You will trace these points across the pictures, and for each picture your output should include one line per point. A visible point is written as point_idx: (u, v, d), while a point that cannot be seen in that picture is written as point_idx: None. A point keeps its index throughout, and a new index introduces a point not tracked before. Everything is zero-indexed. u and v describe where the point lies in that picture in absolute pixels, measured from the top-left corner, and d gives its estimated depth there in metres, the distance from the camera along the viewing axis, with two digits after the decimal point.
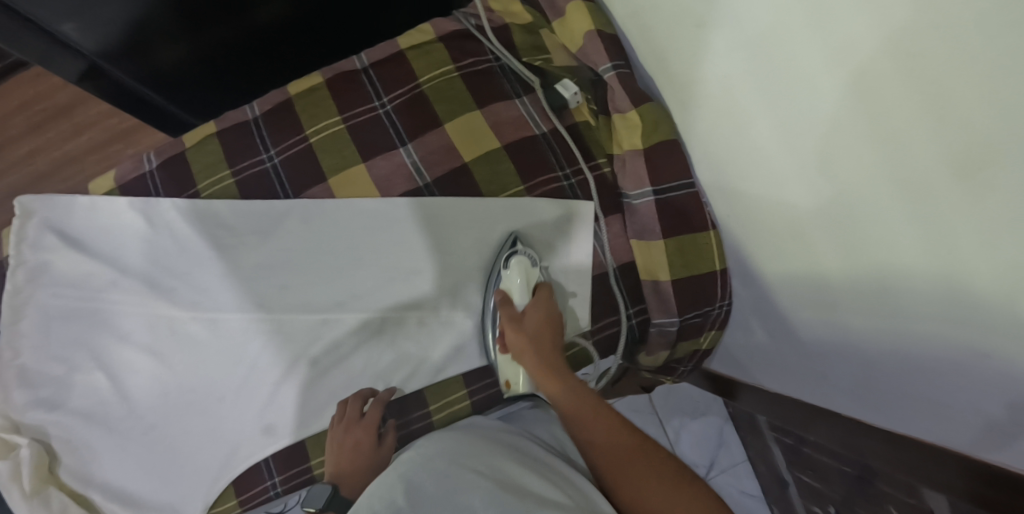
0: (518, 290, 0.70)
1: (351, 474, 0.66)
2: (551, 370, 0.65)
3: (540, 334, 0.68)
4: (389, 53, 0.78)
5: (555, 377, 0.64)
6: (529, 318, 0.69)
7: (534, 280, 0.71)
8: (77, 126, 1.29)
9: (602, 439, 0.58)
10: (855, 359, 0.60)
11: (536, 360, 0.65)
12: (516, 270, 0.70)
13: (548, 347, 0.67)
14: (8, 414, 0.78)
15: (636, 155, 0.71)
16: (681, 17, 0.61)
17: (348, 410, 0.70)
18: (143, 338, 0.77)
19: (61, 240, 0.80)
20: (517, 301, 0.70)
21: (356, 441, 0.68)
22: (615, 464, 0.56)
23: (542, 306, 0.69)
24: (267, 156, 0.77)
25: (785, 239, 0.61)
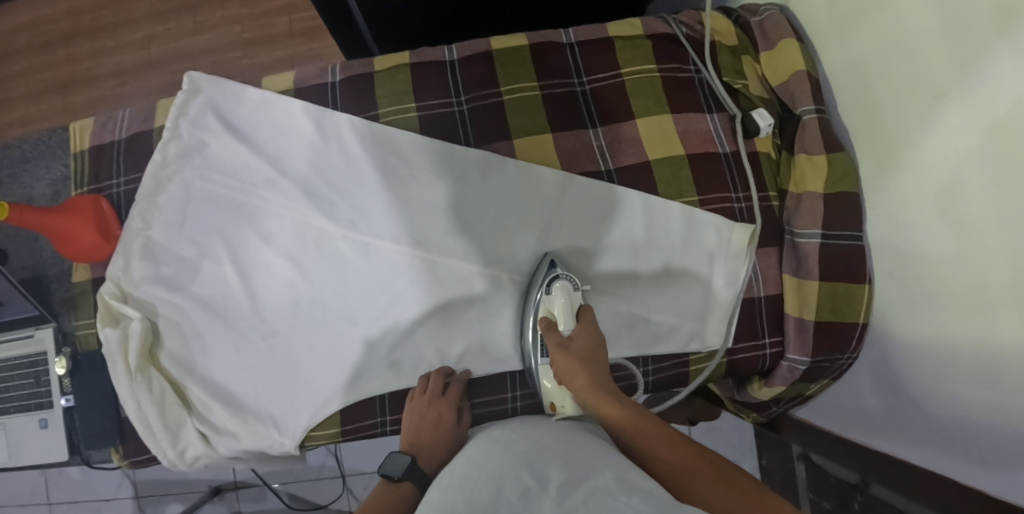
0: (561, 313, 0.70)
1: (431, 445, 0.68)
2: (605, 393, 0.61)
3: (585, 358, 0.66)
4: (598, 36, 0.79)
5: (600, 384, 0.63)
6: (576, 342, 0.68)
7: (578, 303, 0.72)
8: (198, 25, 1.27)
9: (650, 448, 0.54)
10: (986, 442, 0.60)
11: (585, 376, 0.64)
12: (560, 292, 0.71)
13: (597, 372, 0.65)
14: (120, 284, 0.76)
15: (817, 197, 0.74)
16: (910, 83, 0.64)
17: (430, 384, 0.72)
18: (285, 243, 0.76)
19: (222, 126, 0.78)
20: (563, 327, 0.70)
21: (439, 415, 0.69)
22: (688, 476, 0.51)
23: (587, 327, 0.69)
24: (456, 101, 0.77)
25: (959, 314, 0.61)
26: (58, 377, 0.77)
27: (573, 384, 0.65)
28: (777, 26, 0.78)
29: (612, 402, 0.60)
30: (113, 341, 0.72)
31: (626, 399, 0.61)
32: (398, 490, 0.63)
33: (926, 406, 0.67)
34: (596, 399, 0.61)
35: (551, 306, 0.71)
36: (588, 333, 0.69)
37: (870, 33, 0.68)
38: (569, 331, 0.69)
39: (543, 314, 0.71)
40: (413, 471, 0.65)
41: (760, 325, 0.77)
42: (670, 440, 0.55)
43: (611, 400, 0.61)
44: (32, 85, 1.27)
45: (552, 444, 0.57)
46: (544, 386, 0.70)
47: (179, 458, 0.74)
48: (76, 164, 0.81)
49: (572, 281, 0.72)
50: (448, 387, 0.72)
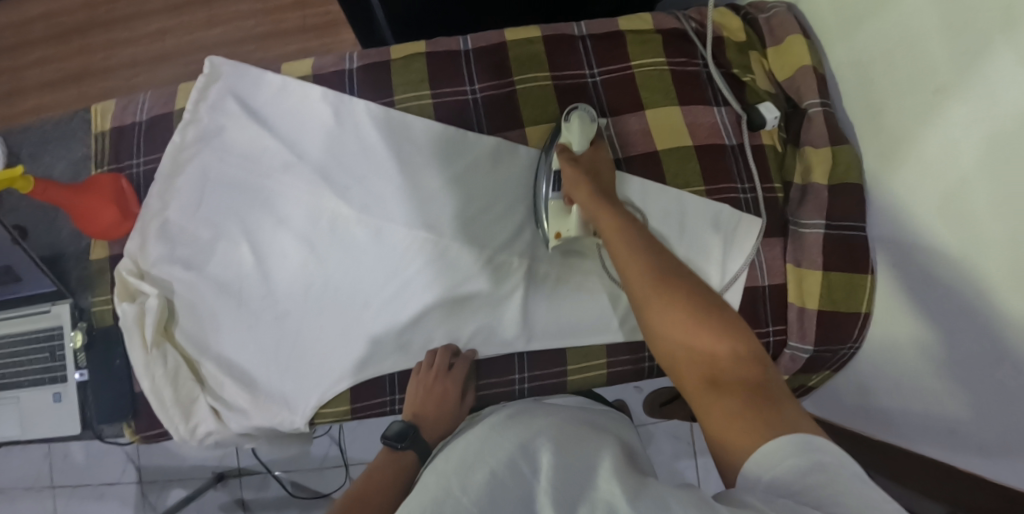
0: (579, 137, 0.73)
1: (433, 418, 0.71)
2: (613, 213, 0.67)
3: (591, 173, 0.72)
4: (609, 30, 0.81)
5: (604, 203, 0.68)
6: (585, 158, 0.73)
7: (593, 135, 0.74)
8: (213, 19, 1.29)
9: (637, 281, 0.61)
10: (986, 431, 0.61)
11: (592, 193, 0.69)
12: (577, 124, 0.73)
13: (607, 192, 0.70)
14: (138, 262, 0.78)
15: (822, 188, 0.76)
16: (915, 80, 0.66)
17: (437, 360, 0.73)
18: (300, 225, 0.78)
19: (241, 110, 0.79)
20: (576, 149, 0.73)
21: (444, 390, 0.71)
22: (666, 303, 0.59)
23: (600, 158, 0.73)
24: (470, 90, 0.79)
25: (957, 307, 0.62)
26: (72, 353, 0.78)
27: (578, 195, 0.70)
28: (784, 24, 0.80)
29: (615, 220, 0.66)
30: (129, 316, 0.73)
31: (630, 219, 0.67)
32: (398, 458, 0.66)
33: (925, 398, 0.68)
34: (604, 216, 0.67)
35: (570, 135, 0.73)
36: (596, 156, 0.73)
37: (875, 30, 0.70)
38: (583, 153, 0.73)
39: (560, 142, 0.74)
40: (414, 440, 0.68)
41: (763, 314, 0.78)
42: (661, 278, 0.60)
43: (614, 219, 0.66)
44: (50, 74, 1.29)
45: (549, 429, 0.57)
46: (549, 213, 0.74)
47: (190, 434, 0.74)
48: (96, 145, 0.83)
49: (590, 114, 0.75)
50: (454, 364, 0.73)
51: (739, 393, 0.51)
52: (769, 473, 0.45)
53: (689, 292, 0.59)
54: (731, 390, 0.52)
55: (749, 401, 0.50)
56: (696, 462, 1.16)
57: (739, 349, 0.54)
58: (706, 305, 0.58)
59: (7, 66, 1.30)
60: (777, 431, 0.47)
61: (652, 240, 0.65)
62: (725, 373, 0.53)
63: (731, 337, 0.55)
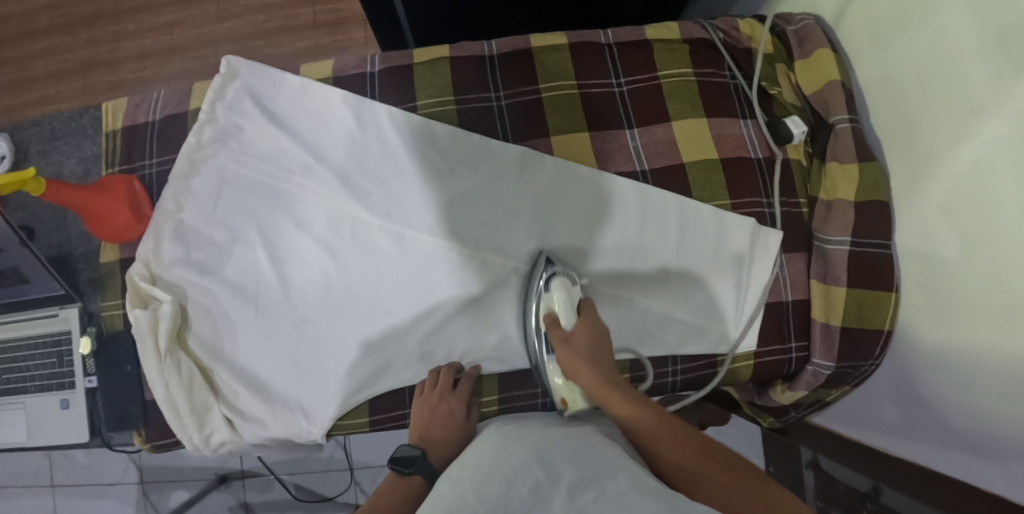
0: (563, 307, 0.70)
1: (441, 440, 0.68)
2: (610, 385, 0.62)
3: (589, 352, 0.67)
4: (636, 38, 0.80)
5: (598, 373, 0.64)
6: (578, 335, 0.69)
7: (577, 298, 0.72)
8: (222, 13, 1.26)
9: (644, 433, 0.56)
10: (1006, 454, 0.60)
11: (589, 368, 0.65)
12: (560, 287, 0.71)
13: (604, 366, 0.66)
14: (150, 265, 0.75)
15: (847, 205, 0.75)
16: (949, 98, 0.64)
17: (441, 379, 0.72)
18: (320, 231, 0.77)
19: (259, 111, 0.77)
20: (563, 322, 0.70)
21: (448, 411, 0.70)
22: (682, 456, 0.53)
23: (590, 323, 0.70)
24: (495, 96, 0.78)
25: (982, 330, 0.61)
26: (81, 358, 0.76)
27: (578, 378, 0.65)
28: (813, 36, 0.79)
29: (611, 389, 0.62)
30: (143, 322, 0.71)
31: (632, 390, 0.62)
32: (408, 482, 0.63)
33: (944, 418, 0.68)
34: (605, 391, 0.62)
35: (552, 303, 0.71)
36: (591, 331, 0.69)
37: (907, 47, 0.69)
38: (573, 327, 0.70)
39: (545, 311, 0.71)
40: (422, 465, 0.65)
41: (786, 329, 0.78)
42: (670, 432, 0.56)
43: (617, 391, 0.61)
44: (52, 65, 1.26)
45: (568, 441, 0.55)
46: (552, 379, 0.70)
47: (204, 443, 0.73)
48: (107, 144, 0.80)
49: (571, 276, 0.72)
50: (457, 382, 0.72)
51: None
52: None
53: (710, 454, 0.53)
54: None
55: None
56: None
57: (774, 501, 0.48)
58: (724, 456, 0.53)
59: (8, 57, 1.26)
60: None
61: (649, 400, 0.61)
62: None
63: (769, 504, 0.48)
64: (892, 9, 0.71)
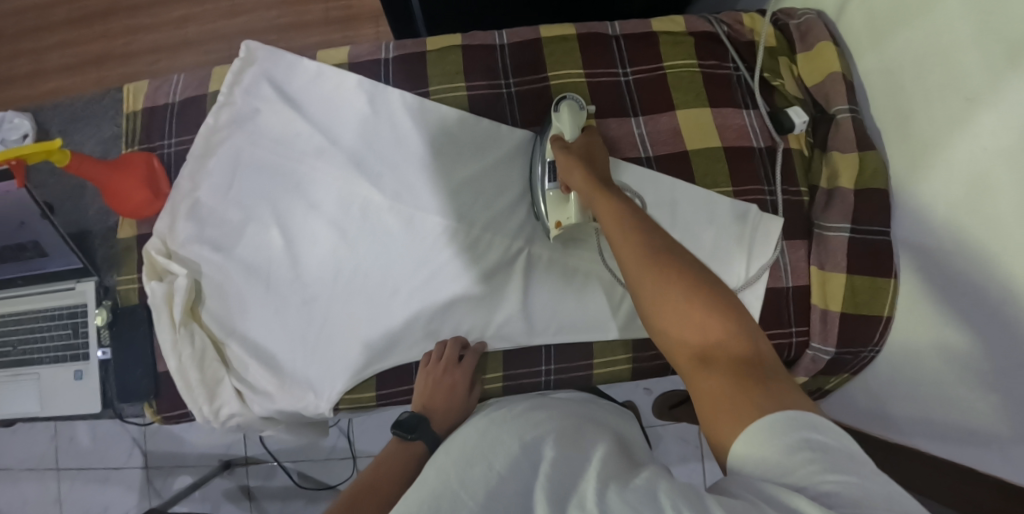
0: (570, 128, 0.72)
1: (443, 409, 0.70)
2: (601, 186, 0.63)
3: (585, 156, 0.68)
4: (643, 30, 0.83)
5: (601, 190, 0.63)
6: (578, 145, 0.70)
7: (585, 122, 0.74)
8: (236, 8, 1.30)
9: (625, 249, 0.55)
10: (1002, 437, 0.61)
11: (582, 175, 0.65)
12: (567, 112, 0.72)
13: (601, 174, 0.66)
14: (166, 242, 0.77)
15: (848, 193, 0.77)
16: (948, 89, 0.66)
17: (447, 351, 0.73)
18: (331, 211, 0.79)
19: (276, 94, 0.80)
20: (568, 138, 0.71)
21: (453, 382, 0.71)
22: (655, 275, 0.52)
23: (594, 138, 0.72)
24: (504, 83, 0.80)
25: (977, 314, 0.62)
26: (95, 330, 0.78)
27: (572, 179, 0.67)
28: (814, 30, 0.81)
29: (609, 202, 0.60)
30: (159, 294, 0.73)
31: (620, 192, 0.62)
32: (408, 447, 0.64)
33: (942, 406, 0.69)
34: (595, 193, 0.63)
35: (561, 126, 0.72)
36: (589, 142, 0.71)
37: (907, 41, 0.71)
38: (575, 139, 0.71)
39: (553, 134, 0.73)
40: (423, 432, 0.66)
41: (787, 315, 0.79)
42: (650, 248, 0.54)
43: (606, 195, 0.62)
44: (69, 57, 1.29)
45: (554, 428, 0.54)
46: (549, 205, 0.73)
47: (214, 416, 0.74)
48: (127, 125, 0.83)
49: (579, 103, 0.74)
50: (463, 356, 0.73)
51: (728, 377, 0.46)
52: (758, 452, 0.42)
53: (682, 263, 0.52)
54: (721, 373, 0.46)
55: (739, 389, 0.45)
56: (704, 466, 1.16)
57: (733, 332, 0.49)
58: (699, 275, 0.52)
59: (28, 49, 1.30)
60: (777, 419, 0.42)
61: (643, 213, 0.59)
62: (718, 355, 0.48)
63: (728, 317, 0.49)
64: (891, 4, 0.73)
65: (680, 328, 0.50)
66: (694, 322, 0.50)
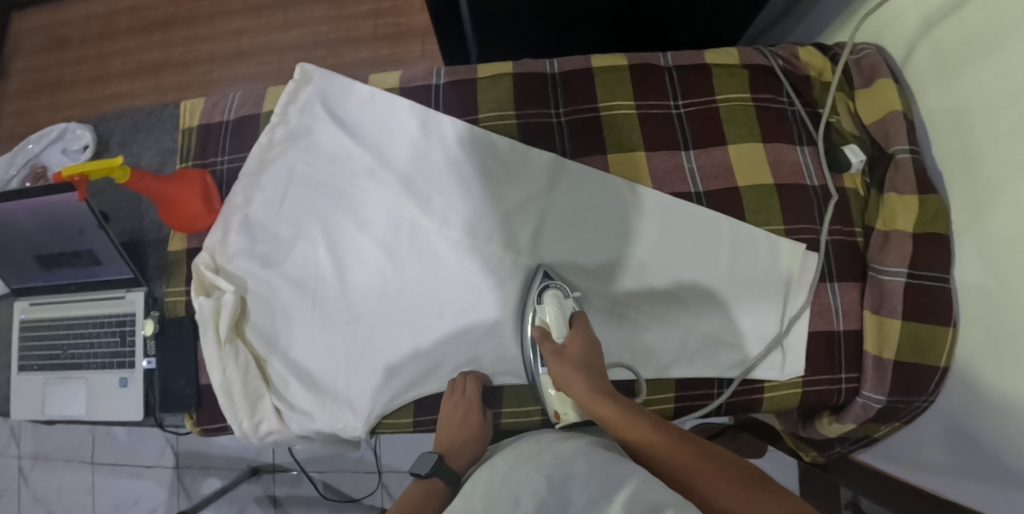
0: (555, 323, 0.72)
1: (458, 447, 0.71)
2: (606, 398, 0.64)
3: (583, 363, 0.68)
4: (697, 62, 0.81)
5: (614, 405, 0.63)
6: (571, 348, 0.70)
7: (570, 310, 0.74)
8: (288, 22, 1.33)
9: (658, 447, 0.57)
10: None
11: (585, 382, 0.66)
12: (550, 303, 0.73)
13: (600, 378, 0.67)
14: (215, 256, 0.79)
15: (906, 237, 0.74)
16: (1018, 132, 0.63)
17: (455, 386, 0.73)
18: (380, 232, 0.79)
19: (330, 115, 0.81)
20: (557, 335, 0.72)
21: (463, 414, 0.72)
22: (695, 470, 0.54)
23: (581, 330, 0.71)
24: (554, 113, 0.80)
25: None
26: (142, 339, 0.79)
27: (571, 388, 0.67)
28: (874, 66, 0.79)
29: (621, 415, 0.61)
30: (207, 309, 0.74)
31: (628, 404, 0.63)
32: (428, 485, 0.67)
33: (1005, 469, 0.65)
34: (601, 404, 0.63)
35: (546, 321, 0.73)
36: (585, 344, 0.70)
37: (976, 79, 0.69)
38: (565, 340, 0.71)
39: (539, 324, 0.73)
40: (443, 470, 0.68)
41: (836, 359, 0.77)
42: (678, 441, 0.57)
43: (614, 405, 0.63)
44: (127, 64, 1.34)
45: (578, 448, 0.55)
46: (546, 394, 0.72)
47: (253, 430, 0.75)
48: (183, 140, 0.84)
49: (562, 287, 0.74)
50: (470, 388, 0.73)
51: None
52: None
53: (714, 459, 0.56)
54: None
55: None
56: None
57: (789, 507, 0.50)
58: (729, 465, 0.55)
59: (89, 55, 1.35)
60: None
61: (660, 423, 0.61)
62: None
63: (772, 500, 0.51)
64: (962, 41, 0.70)
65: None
66: (749, 510, 0.50)
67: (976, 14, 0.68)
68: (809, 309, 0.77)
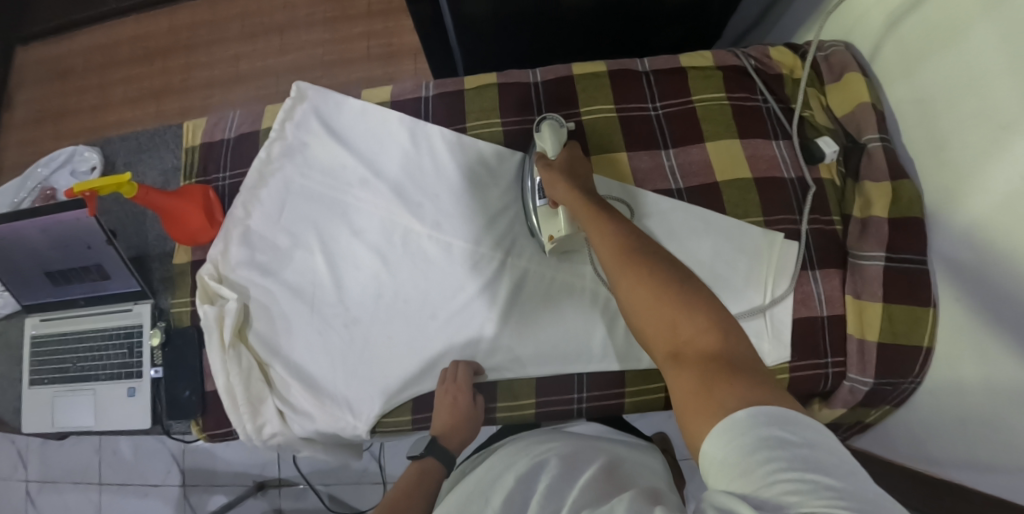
0: (550, 145, 0.74)
1: (451, 430, 0.73)
2: (585, 202, 0.65)
3: (569, 172, 0.71)
4: (672, 65, 0.85)
5: (590, 208, 0.65)
6: (561, 163, 0.72)
7: (565, 138, 0.75)
8: (285, 46, 1.39)
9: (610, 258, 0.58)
10: None
11: (567, 186, 0.68)
12: (545, 132, 0.75)
13: (582, 184, 0.69)
14: (218, 266, 0.82)
15: (882, 222, 0.76)
16: (982, 118, 0.67)
17: (446, 372, 0.76)
18: (375, 239, 0.83)
19: (325, 130, 0.85)
20: (551, 154, 0.74)
21: (454, 398, 0.74)
22: (634, 278, 0.55)
23: (573, 154, 0.73)
24: (538, 118, 0.83)
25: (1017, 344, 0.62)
26: (149, 349, 0.82)
27: (557, 191, 0.70)
28: (842, 62, 0.83)
29: (592, 216, 0.63)
30: (210, 317, 0.77)
31: (604, 207, 0.65)
32: (421, 466, 0.70)
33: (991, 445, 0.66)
34: (577, 204, 0.66)
35: (543, 143, 0.75)
36: (572, 156, 0.73)
37: (940, 71, 0.72)
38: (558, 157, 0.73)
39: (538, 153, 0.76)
40: (436, 450, 0.71)
41: (822, 344, 0.79)
42: (628, 253, 0.58)
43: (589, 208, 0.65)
44: (131, 91, 1.39)
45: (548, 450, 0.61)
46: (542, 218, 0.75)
47: (256, 433, 0.78)
48: (185, 158, 0.88)
49: (559, 121, 0.76)
50: (460, 374, 0.75)
51: (702, 369, 0.47)
52: (726, 446, 0.42)
53: (661, 268, 0.55)
54: (694, 366, 0.48)
55: (712, 375, 0.46)
56: None
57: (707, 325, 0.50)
58: (672, 278, 0.54)
59: (95, 85, 1.41)
60: (737, 407, 0.43)
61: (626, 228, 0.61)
62: (689, 351, 0.49)
63: (703, 317, 0.51)
64: (923, 36, 0.74)
65: (658, 328, 0.52)
66: (669, 323, 0.51)
67: (935, 10, 0.72)
68: (792, 295, 0.79)
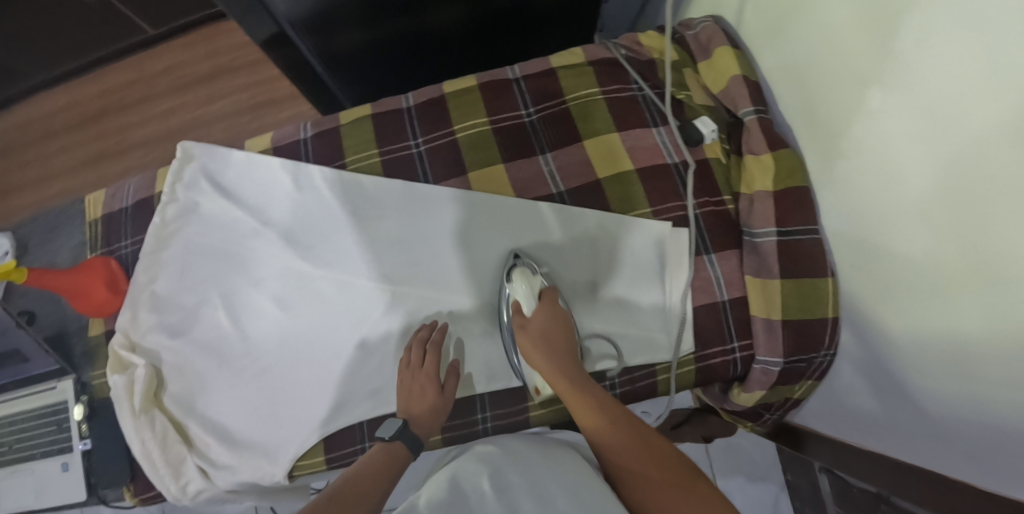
0: (525, 297, 0.74)
1: (421, 415, 0.70)
2: (568, 377, 0.66)
3: (549, 335, 0.70)
4: (542, 69, 0.84)
5: (575, 388, 0.65)
6: (536, 321, 0.72)
7: (539, 286, 0.75)
8: (211, 95, 1.41)
9: (608, 442, 0.59)
10: (964, 433, 0.58)
11: (550, 357, 0.68)
12: (520, 279, 0.74)
13: (561, 349, 0.69)
14: (129, 334, 0.83)
15: (767, 197, 0.74)
16: (843, 74, 0.64)
17: (412, 356, 0.74)
18: (273, 287, 0.83)
19: (214, 187, 0.85)
20: (527, 309, 0.73)
21: (422, 384, 0.72)
22: (632, 465, 0.57)
23: (551, 304, 0.73)
24: (414, 143, 0.83)
25: (916, 297, 0.60)
26: (76, 424, 0.84)
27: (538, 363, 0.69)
28: (712, 38, 0.81)
29: (583, 401, 0.63)
30: (120, 386, 0.79)
31: (589, 385, 0.66)
32: (390, 451, 0.65)
33: (913, 406, 0.64)
34: (560, 381, 0.66)
35: (517, 294, 0.74)
36: (552, 311, 0.72)
37: (798, 31, 0.70)
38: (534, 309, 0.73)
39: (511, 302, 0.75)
40: (406, 432, 0.67)
41: (726, 328, 0.76)
42: (628, 434, 0.60)
43: (573, 386, 0.65)
44: (67, 162, 1.42)
45: (525, 453, 0.58)
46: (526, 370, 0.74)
47: (182, 492, 0.78)
48: (90, 232, 0.90)
49: (530, 265, 0.76)
50: (429, 353, 0.74)
51: None
52: None
53: (663, 455, 0.58)
54: None
55: None
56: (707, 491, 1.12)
57: (710, 507, 0.52)
58: (669, 462, 0.57)
59: (31, 159, 1.43)
60: None
61: (620, 411, 0.62)
62: None
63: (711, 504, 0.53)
64: None
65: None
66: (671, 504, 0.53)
67: None
68: (691, 286, 0.77)
